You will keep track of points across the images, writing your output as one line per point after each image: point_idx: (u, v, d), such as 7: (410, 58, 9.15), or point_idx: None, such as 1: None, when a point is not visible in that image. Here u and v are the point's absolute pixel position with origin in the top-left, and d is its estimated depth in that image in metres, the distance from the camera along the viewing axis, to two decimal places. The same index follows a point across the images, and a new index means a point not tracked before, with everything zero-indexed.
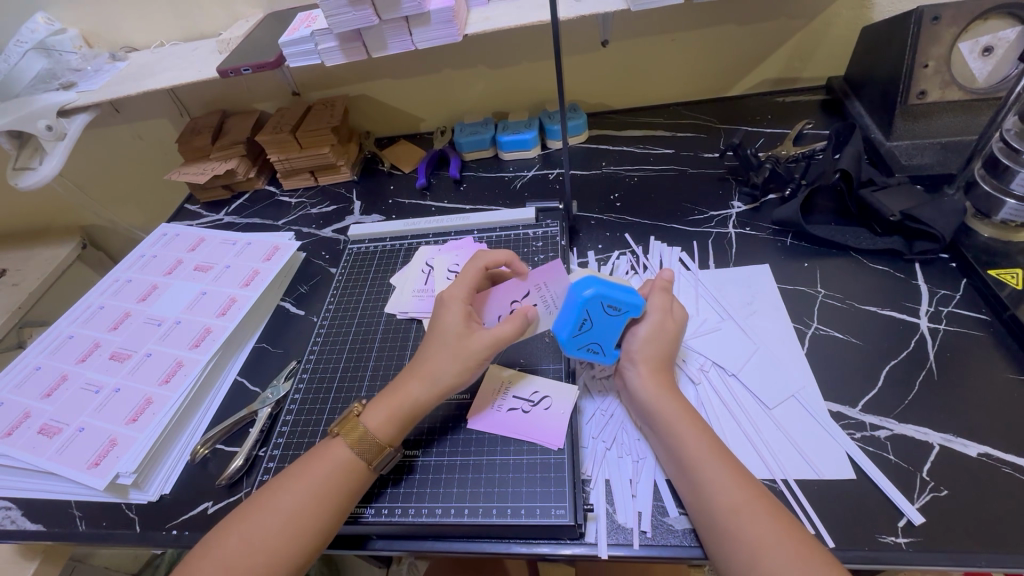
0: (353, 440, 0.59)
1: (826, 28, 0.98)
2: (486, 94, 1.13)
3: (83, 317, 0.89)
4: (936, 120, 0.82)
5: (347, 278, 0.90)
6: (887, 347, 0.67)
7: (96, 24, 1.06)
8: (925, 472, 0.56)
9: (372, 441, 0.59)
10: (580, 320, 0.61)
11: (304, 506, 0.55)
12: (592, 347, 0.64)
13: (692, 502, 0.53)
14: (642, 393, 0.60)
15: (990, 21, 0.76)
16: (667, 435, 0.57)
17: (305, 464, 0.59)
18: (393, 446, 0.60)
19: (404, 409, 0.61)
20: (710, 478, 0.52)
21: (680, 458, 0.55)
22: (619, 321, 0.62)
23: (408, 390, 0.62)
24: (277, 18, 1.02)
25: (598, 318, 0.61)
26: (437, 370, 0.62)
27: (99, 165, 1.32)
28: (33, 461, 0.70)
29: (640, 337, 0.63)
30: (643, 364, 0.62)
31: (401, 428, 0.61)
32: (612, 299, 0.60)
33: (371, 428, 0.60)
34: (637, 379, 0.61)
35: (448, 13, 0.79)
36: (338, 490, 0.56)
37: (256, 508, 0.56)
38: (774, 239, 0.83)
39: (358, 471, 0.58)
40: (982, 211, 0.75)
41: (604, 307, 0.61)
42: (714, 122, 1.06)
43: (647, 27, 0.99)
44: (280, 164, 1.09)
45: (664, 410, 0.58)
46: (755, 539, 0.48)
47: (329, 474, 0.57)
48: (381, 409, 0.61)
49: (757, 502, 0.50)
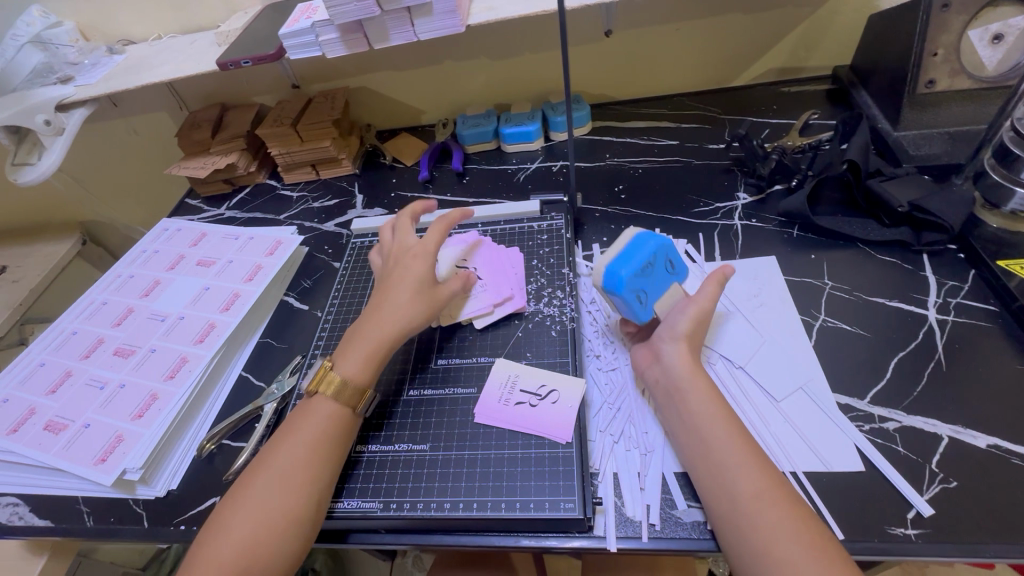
0: (332, 390, 0.61)
1: (832, 16, 0.96)
2: (488, 85, 1.12)
3: (86, 312, 0.89)
4: (944, 109, 0.82)
5: (351, 272, 0.89)
6: (895, 339, 0.67)
7: (93, 16, 1.05)
8: (934, 463, 0.56)
9: (353, 387, 0.61)
10: (647, 260, 0.62)
11: (300, 461, 0.56)
12: (639, 296, 0.62)
13: (709, 485, 0.52)
14: (676, 367, 0.59)
15: (1000, 7, 0.74)
16: (688, 418, 0.56)
17: (294, 427, 0.60)
18: (372, 388, 0.63)
19: (379, 351, 0.64)
20: (732, 461, 0.52)
21: (705, 439, 0.54)
22: (668, 280, 0.65)
23: (373, 333, 0.65)
24: (276, 9, 1.01)
25: (658, 270, 0.64)
26: (402, 318, 0.66)
27: (98, 160, 1.31)
28: (39, 458, 0.70)
29: (688, 314, 0.61)
30: (684, 341, 0.60)
31: (376, 367, 0.64)
32: (673, 256, 0.66)
33: (349, 376, 0.62)
34: (675, 354, 0.60)
35: (450, 3, 0.78)
36: (326, 443, 0.58)
37: (252, 482, 0.56)
38: (781, 231, 0.82)
39: (345, 417, 0.60)
40: (991, 202, 0.75)
41: (666, 261, 0.65)
42: (719, 113, 1.05)
43: (652, 16, 0.97)
44: (282, 157, 1.08)
45: (694, 388, 0.57)
46: (772, 526, 0.47)
47: (319, 429, 0.58)
48: (357, 356, 0.63)
49: (778, 489, 0.50)
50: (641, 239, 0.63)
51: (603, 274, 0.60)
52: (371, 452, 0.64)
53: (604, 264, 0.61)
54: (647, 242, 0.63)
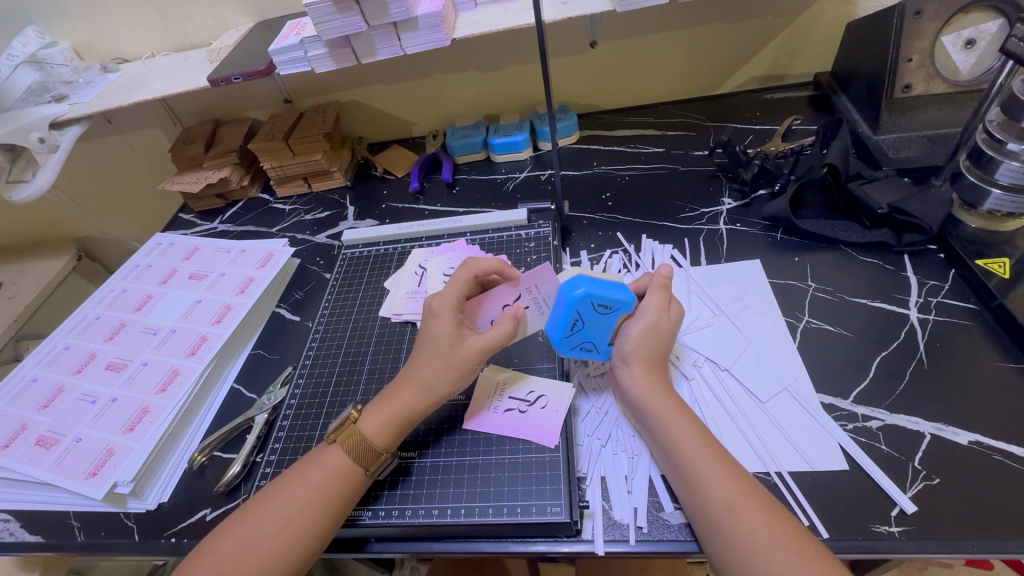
0: (350, 447, 0.59)
1: (811, 24, 0.98)
2: (476, 97, 1.13)
3: (79, 327, 0.89)
4: (921, 113, 0.83)
5: (341, 282, 0.90)
6: (877, 338, 0.68)
7: (86, 35, 1.06)
8: (917, 460, 0.57)
9: (369, 447, 0.59)
10: (570, 320, 0.61)
11: (302, 514, 0.55)
12: (585, 345, 0.65)
13: (688, 501, 0.53)
14: (634, 392, 0.60)
15: (973, 13, 0.76)
16: (659, 434, 0.57)
17: (303, 469, 0.59)
18: (389, 452, 0.60)
19: (401, 417, 0.61)
20: (702, 473, 0.52)
21: (674, 455, 0.55)
22: (611, 317, 0.62)
23: (403, 397, 0.62)
24: (266, 26, 1.03)
25: (588, 317, 0.61)
26: (433, 378, 0.62)
27: (93, 177, 1.32)
28: (31, 473, 0.70)
29: (634, 336, 0.62)
30: (637, 363, 0.61)
31: (398, 433, 0.61)
32: (602, 298, 0.60)
33: (367, 435, 0.59)
34: (630, 378, 0.61)
35: (436, 18, 0.80)
36: (336, 497, 0.57)
37: (259, 507, 0.56)
38: (765, 235, 0.83)
39: (356, 477, 0.58)
40: (969, 203, 0.76)
41: (595, 307, 0.61)
42: (703, 120, 1.07)
43: (634, 28, 0.99)
44: (273, 171, 1.09)
45: (656, 408, 0.58)
46: (746, 537, 0.48)
47: (328, 482, 0.57)
48: (379, 416, 0.61)
49: (751, 497, 0.50)
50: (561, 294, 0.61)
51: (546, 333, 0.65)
52: None
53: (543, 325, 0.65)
54: (564, 302, 0.61)
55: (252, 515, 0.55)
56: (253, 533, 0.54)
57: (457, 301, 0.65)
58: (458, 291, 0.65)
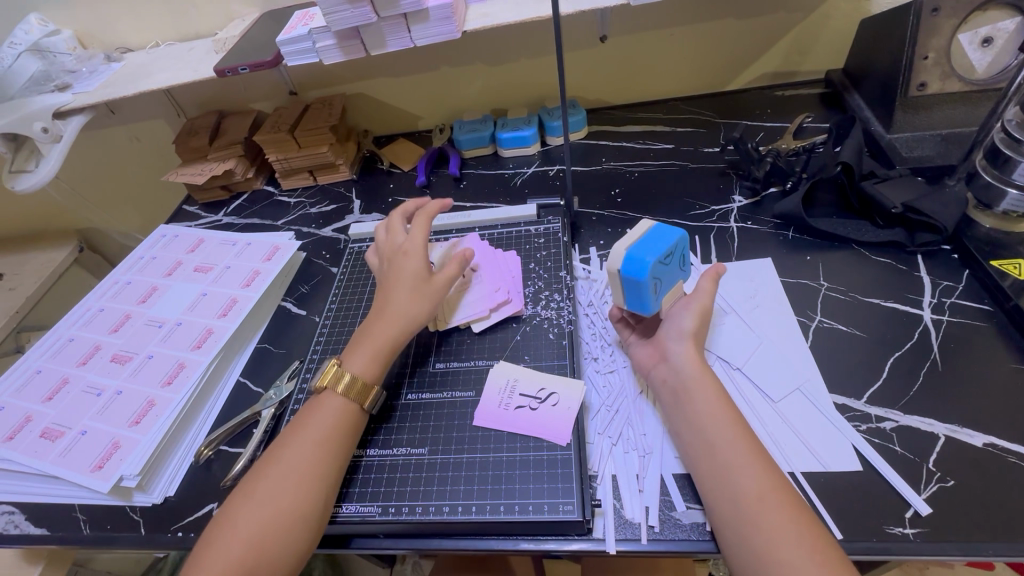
0: (343, 386, 0.61)
1: (824, 20, 0.97)
2: (484, 91, 1.12)
3: (83, 319, 0.89)
4: (935, 112, 0.83)
5: (348, 276, 0.89)
6: (890, 339, 0.67)
7: (90, 24, 1.05)
8: (931, 462, 0.56)
9: (359, 381, 0.62)
10: (668, 251, 0.59)
11: (311, 463, 0.56)
12: (655, 286, 0.60)
13: (713, 485, 0.52)
14: (685, 368, 0.59)
15: (990, 12, 0.75)
16: (695, 416, 0.56)
17: (304, 418, 0.60)
18: (378, 386, 0.63)
19: (384, 348, 0.65)
20: (733, 461, 0.52)
21: (708, 439, 0.54)
22: (674, 279, 0.64)
23: (381, 332, 0.65)
24: (274, 17, 1.02)
25: (673, 262, 0.61)
26: (410, 310, 0.66)
27: (95, 168, 1.31)
28: (36, 466, 0.69)
29: (693, 313, 0.62)
30: (691, 342, 0.61)
31: (383, 364, 0.64)
32: (682, 256, 0.64)
33: (357, 370, 0.63)
34: (682, 355, 0.60)
35: (446, 9, 0.79)
36: (339, 436, 0.59)
37: (271, 471, 0.56)
38: (776, 233, 0.83)
39: (354, 413, 0.61)
40: (983, 203, 0.75)
41: (678, 260, 0.63)
42: (713, 117, 1.06)
43: (645, 23, 0.98)
44: (279, 164, 1.08)
45: (697, 389, 0.57)
46: (774, 528, 0.47)
47: (327, 427, 0.59)
48: (361, 353, 0.64)
49: (780, 491, 0.50)
50: (658, 230, 0.61)
51: (626, 257, 0.58)
52: (371, 456, 0.64)
53: (627, 248, 0.58)
54: (671, 236, 0.61)
55: (263, 480, 0.55)
56: (263, 502, 0.53)
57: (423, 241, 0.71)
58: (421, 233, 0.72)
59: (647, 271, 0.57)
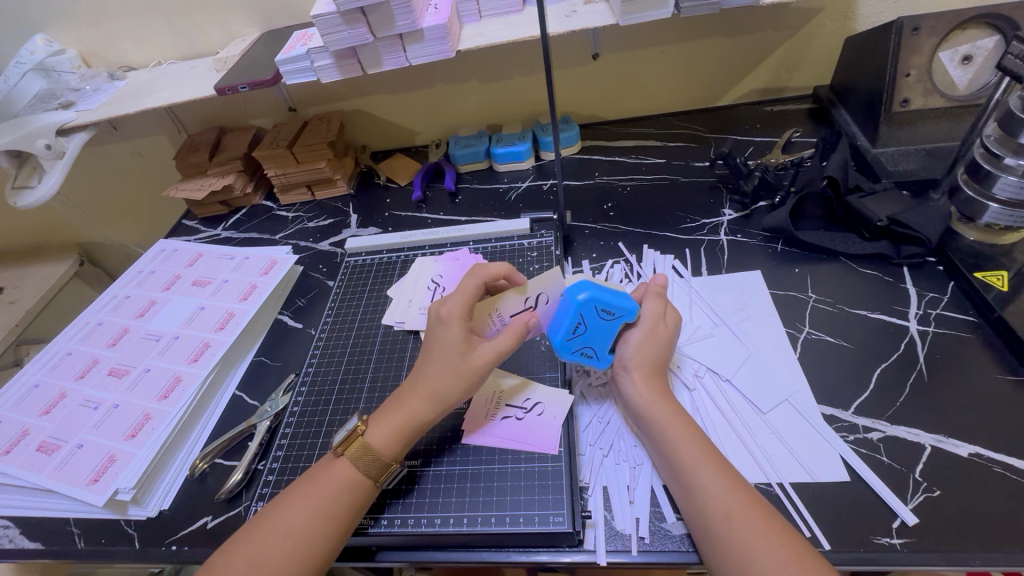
0: (358, 458, 0.59)
1: (810, 38, 1.00)
2: (479, 107, 1.15)
3: (82, 333, 0.89)
4: (919, 126, 0.84)
5: (345, 289, 0.90)
6: (877, 350, 0.68)
7: (94, 43, 1.08)
8: (917, 472, 0.57)
9: (377, 458, 0.59)
10: (574, 324, 0.62)
11: (313, 529, 0.55)
12: (587, 351, 0.64)
13: (687, 506, 0.53)
14: (636, 399, 0.60)
15: (969, 30, 0.78)
16: (660, 439, 0.57)
17: (309, 481, 0.59)
18: (398, 463, 0.61)
19: (409, 427, 0.61)
20: (702, 480, 0.53)
21: (672, 463, 0.55)
22: (614, 325, 0.63)
23: (412, 407, 0.62)
24: (273, 36, 1.04)
25: (594, 322, 0.62)
26: (443, 389, 0.61)
27: (97, 183, 1.33)
28: (32, 479, 0.70)
29: (634, 344, 0.63)
30: (637, 370, 0.62)
31: (405, 443, 0.61)
32: (605, 303, 0.61)
33: (377, 446, 0.60)
34: (630, 385, 0.62)
35: (441, 30, 0.81)
36: (348, 509, 0.57)
37: (269, 522, 0.56)
38: (766, 246, 0.84)
39: (367, 488, 0.59)
40: (966, 216, 0.77)
41: (600, 312, 0.62)
42: (705, 132, 1.08)
43: (635, 41, 1.01)
44: (277, 179, 1.10)
45: (656, 415, 0.58)
46: (745, 544, 0.48)
47: (338, 495, 0.57)
48: (386, 427, 0.61)
49: (749, 507, 0.50)
50: (566, 299, 0.62)
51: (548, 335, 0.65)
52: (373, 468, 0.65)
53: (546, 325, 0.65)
54: (571, 304, 0.61)
55: (265, 530, 0.55)
56: (268, 549, 0.53)
57: (464, 306, 0.64)
58: (465, 299, 0.64)
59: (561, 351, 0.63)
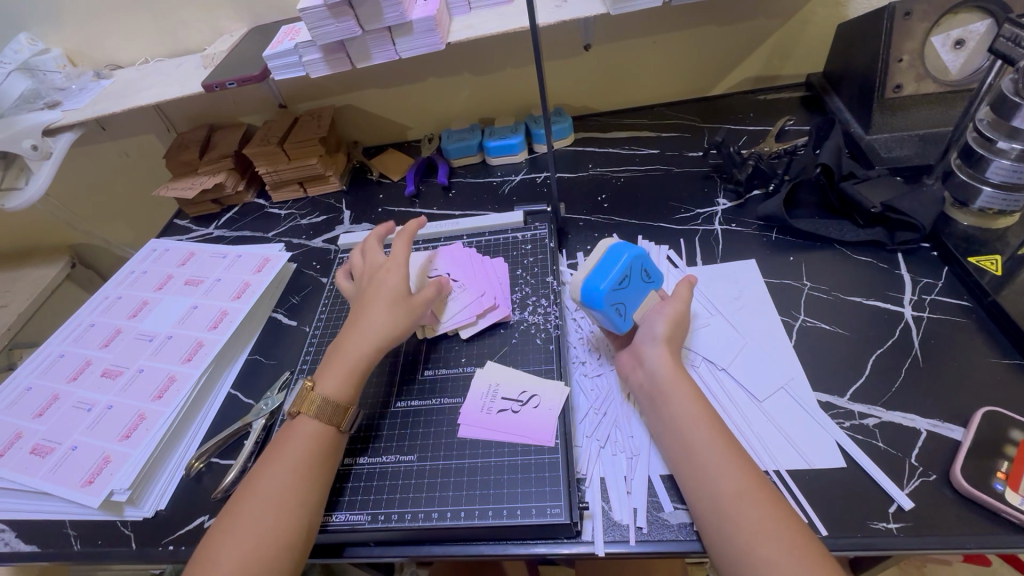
0: (313, 410, 0.60)
1: (803, 25, 1.00)
2: (471, 100, 1.14)
3: (73, 334, 0.89)
4: (913, 112, 0.84)
5: (338, 286, 0.90)
6: (873, 337, 0.68)
7: (79, 42, 1.06)
8: (914, 457, 0.57)
9: (331, 403, 0.61)
10: (620, 275, 0.63)
11: (286, 489, 0.55)
12: (618, 308, 0.63)
13: (694, 484, 0.53)
14: (660, 372, 0.60)
15: (960, 15, 0.77)
16: (677, 416, 0.57)
17: (278, 447, 0.59)
18: (352, 407, 0.62)
19: (355, 369, 0.64)
20: (715, 461, 0.52)
21: (687, 439, 0.55)
22: (644, 289, 0.66)
23: (357, 350, 0.64)
24: (261, 31, 1.03)
25: (634, 280, 0.65)
26: (375, 324, 0.66)
27: (86, 183, 1.31)
28: (26, 482, 0.69)
29: (664, 317, 0.63)
30: (665, 345, 0.62)
31: (355, 386, 0.63)
32: (648, 265, 0.66)
33: (327, 393, 0.61)
34: (655, 357, 0.61)
35: (430, 22, 0.80)
36: (317, 468, 0.57)
37: (247, 499, 0.55)
38: (760, 234, 0.84)
39: (327, 435, 0.60)
40: (960, 201, 0.77)
41: (641, 272, 0.65)
42: (697, 121, 1.08)
43: (627, 31, 1.00)
44: (268, 176, 1.09)
45: (677, 393, 0.58)
46: (754, 524, 0.48)
47: (307, 454, 0.58)
48: (336, 375, 0.63)
49: (760, 490, 0.50)
50: (610, 255, 0.64)
51: (582, 289, 0.62)
52: (378, 465, 0.64)
53: (582, 279, 0.62)
54: (622, 255, 0.64)
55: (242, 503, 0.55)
56: (246, 520, 0.53)
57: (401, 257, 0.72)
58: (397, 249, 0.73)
59: (602, 299, 0.61)
